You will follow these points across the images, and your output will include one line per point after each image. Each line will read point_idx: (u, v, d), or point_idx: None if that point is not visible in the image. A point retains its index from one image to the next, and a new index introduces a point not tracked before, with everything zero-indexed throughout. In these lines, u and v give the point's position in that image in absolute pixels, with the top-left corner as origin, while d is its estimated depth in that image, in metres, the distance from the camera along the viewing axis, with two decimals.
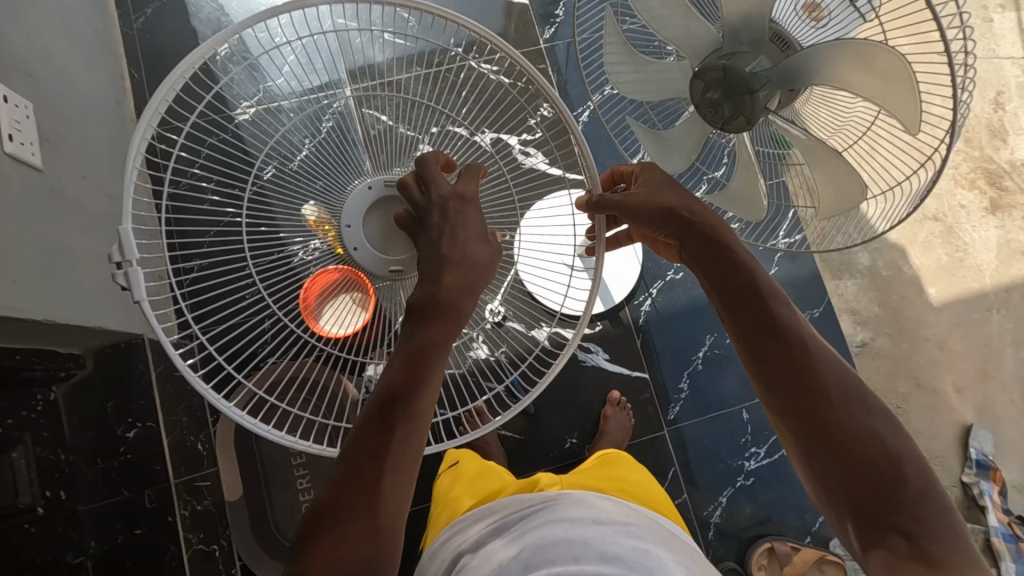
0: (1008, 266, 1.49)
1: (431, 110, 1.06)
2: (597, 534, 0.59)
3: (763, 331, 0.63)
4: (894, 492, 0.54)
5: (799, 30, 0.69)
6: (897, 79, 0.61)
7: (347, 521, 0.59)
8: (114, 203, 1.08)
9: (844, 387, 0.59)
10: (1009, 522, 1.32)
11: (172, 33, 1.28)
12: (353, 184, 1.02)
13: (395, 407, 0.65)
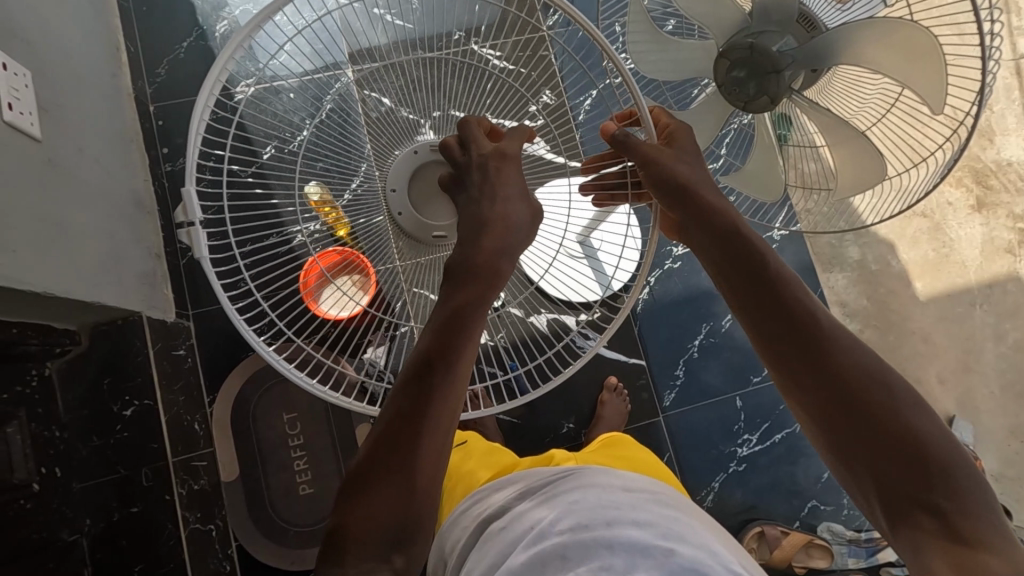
0: (991, 263, 1.53)
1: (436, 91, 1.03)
2: (627, 501, 0.60)
3: (778, 321, 0.64)
4: (924, 469, 0.55)
5: (824, 12, 0.71)
6: (927, 65, 0.64)
7: (385, 486, 0.61)
8: (111, 177, 1.06)
9: (864, 372, 0.60)
10: None
11: (171, 9, 1.27)
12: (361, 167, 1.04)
13: (430, 372, 0.67)
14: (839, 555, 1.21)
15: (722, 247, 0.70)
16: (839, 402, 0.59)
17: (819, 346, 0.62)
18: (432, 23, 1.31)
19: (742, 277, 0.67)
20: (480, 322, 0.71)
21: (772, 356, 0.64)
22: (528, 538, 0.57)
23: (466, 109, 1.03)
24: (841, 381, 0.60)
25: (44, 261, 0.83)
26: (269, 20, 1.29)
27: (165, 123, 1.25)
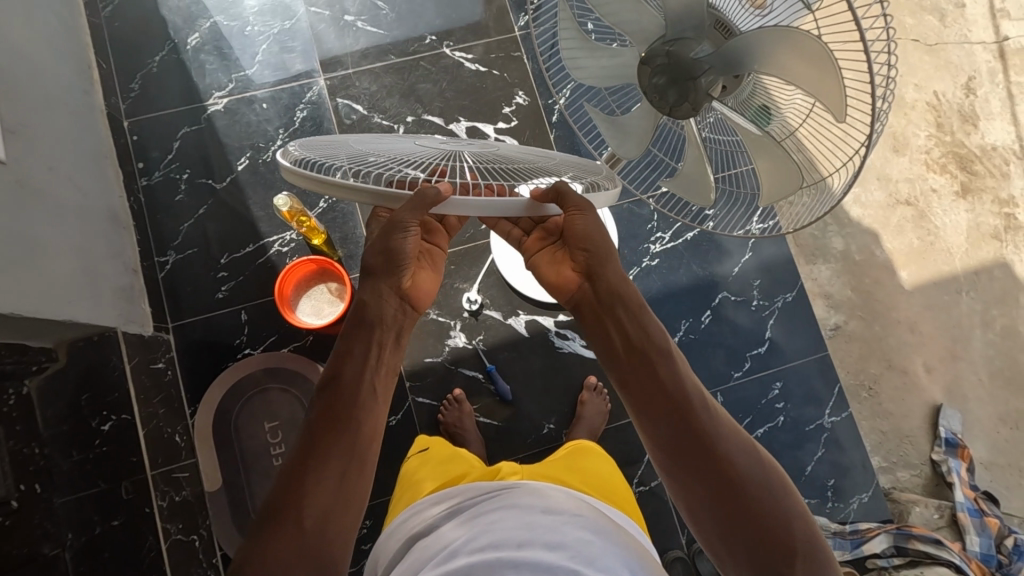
0: (977, 250, 1.52)
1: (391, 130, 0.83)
2: (545, 522, 0.61)
3: (663, 415, 0.71)
4: (781, 544, 0.65)
5: (740, 18, 0.68)
6: (824, 66, 0.60)
7: (283, 536, 0.64)
8: (86, 195, 1.07)
9: (738, 462, 0.68)
10: (975, 497, 1.32)
11: (144, 26, 1.29)
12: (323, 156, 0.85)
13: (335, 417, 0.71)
14: None
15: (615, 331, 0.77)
16: (715, 483, 0.67)
17: (700, 433, 0.69)
18: (403, 28, 1.32)
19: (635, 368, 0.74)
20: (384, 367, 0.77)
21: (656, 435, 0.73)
22: (441, 556, 0.60)
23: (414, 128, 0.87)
24: (712, 465, 0.68)
25: (21, 281, 0.85)
26: (239, 30, 1.30)
27: (141, 137, 1.26)
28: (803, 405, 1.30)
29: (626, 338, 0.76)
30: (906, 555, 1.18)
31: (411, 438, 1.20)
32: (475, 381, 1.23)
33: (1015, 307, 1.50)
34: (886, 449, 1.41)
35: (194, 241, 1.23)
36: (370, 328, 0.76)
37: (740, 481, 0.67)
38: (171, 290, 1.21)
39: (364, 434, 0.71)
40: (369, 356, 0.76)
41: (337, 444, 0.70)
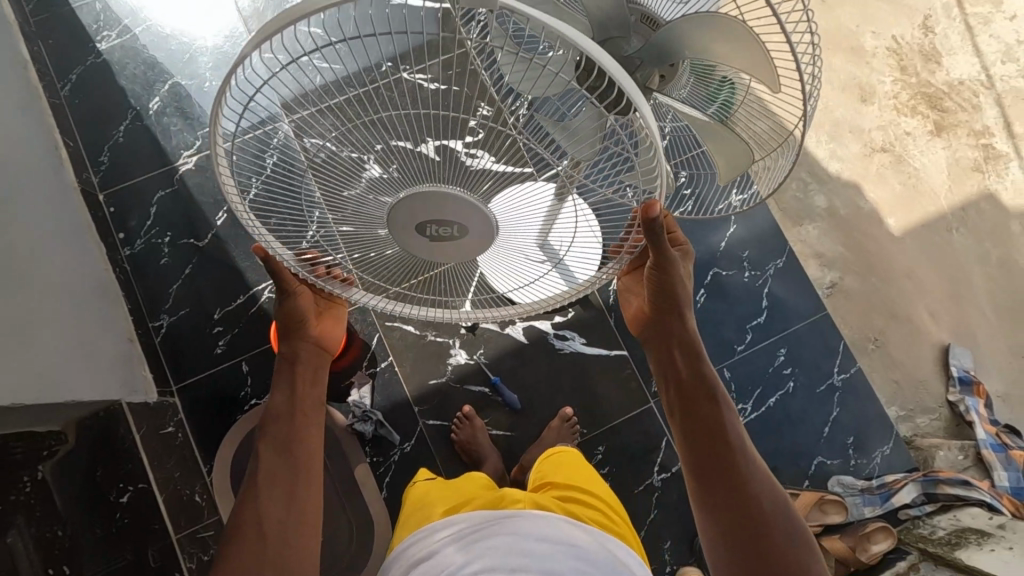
0: (959, 185, 1.53)
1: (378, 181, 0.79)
2: (541, 549, 0.67)
3: (711, 441, 0.78)
4: None
5: (663, 9, 0.73)
6: (752, 53, 0.66)
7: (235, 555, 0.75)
8: (75, 272, 1.10)
9: (772, 510, 0.74)
10: (997, 432, 1.31)
11: (106, 98, 1.31)
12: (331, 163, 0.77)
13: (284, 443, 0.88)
14: (853, 506, 1.21)
15: (677, 361, 0.84)
16: (741, 520, 0.73)
17: (743, 473, 0.75)
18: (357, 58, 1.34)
19: (691, 399, 0.82)
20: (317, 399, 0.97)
21: (695, 465, 0.78)
22: None
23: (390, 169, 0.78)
24: (749, 507, 0.73)
25: (24, 357, 0.89)
26: (199, 88, 1.32)
27: (117, 208, 1.27)
28: (811, 369, 1.29)
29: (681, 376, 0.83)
30: (936, 500, 1.19)
31: (426, 463, 1.20)
32: (481, 396, 1.23)
33: (1005, 237, 1.51)
34: (902, 398, 1.40)
35: (186, 301, 1.24)
36: (297, 369, 0.96)
37: (767, 527, 0.72)
38: (171, 332, 1.23)
39: (309, 456, 0.88)
40: (299, 383, 0.96)
41: (289, 475, 0.85)
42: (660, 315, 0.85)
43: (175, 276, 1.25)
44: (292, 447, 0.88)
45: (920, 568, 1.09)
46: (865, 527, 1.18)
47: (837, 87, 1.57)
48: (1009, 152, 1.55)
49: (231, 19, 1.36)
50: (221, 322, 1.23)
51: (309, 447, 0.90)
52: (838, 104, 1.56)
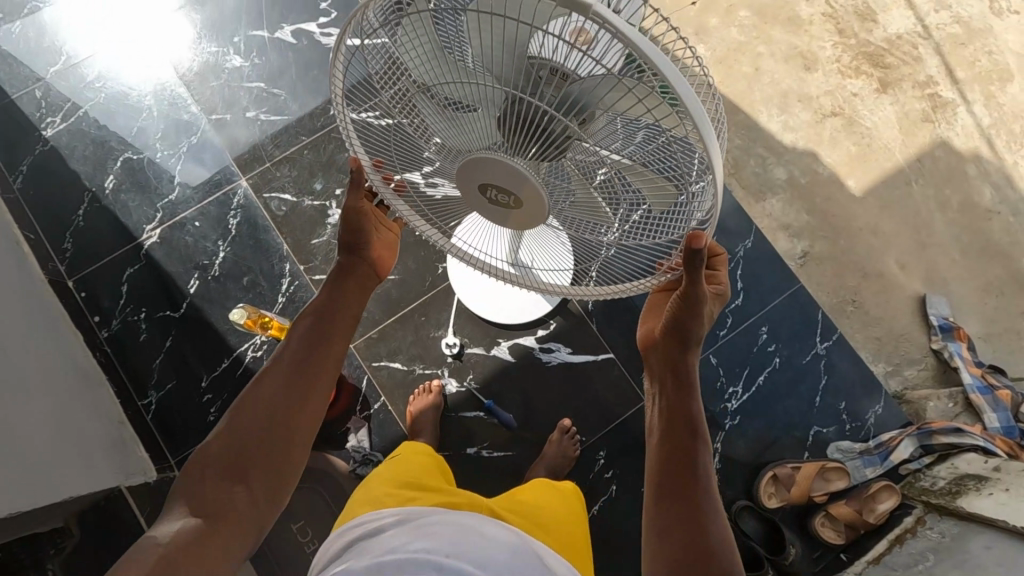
0: (912, 138, 1.55)
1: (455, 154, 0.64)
2: (472, 553, 0.59)
3: (682, 462, 0.69)
4: None
5: None
6: None
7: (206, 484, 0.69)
8: (55, 365, 1.10)
9: (724, 556, 0.62)
10: (983, 374, 1.33)
11: (59, 183, 1.30)
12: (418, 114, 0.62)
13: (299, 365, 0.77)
14: (855, 469, 1.23)
15: (669, 383, 0.76)
16: (688, 547, 0.62)
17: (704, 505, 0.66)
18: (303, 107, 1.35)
19: (678, 423, 0.73)
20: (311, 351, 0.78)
21: (661, 481, 0.69)
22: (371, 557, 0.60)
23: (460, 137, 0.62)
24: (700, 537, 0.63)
25: (25, 475, 0.90)
26: (151, 160, 1.32)
27: (86, 291, 1.26)
28: (794, 341, 1.31)
29: (669, 404, 0.75)
30: (933, 452, 1.21)
31: None
32: (478, 421, 1.24)
33: (964, 181, 1.53)
34: (887, 354, 1.43)
35: (171, 373, 1.23)
36: (347, 285, 0.84)
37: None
38: (162, 406, 1.21)
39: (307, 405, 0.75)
40: (339, 299, 0.83)
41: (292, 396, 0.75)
42: (664, 339, 0.76)
43: (155, 349, 1.23)
44: (304, 372, 0.77)
45: (926, 521, 1.14)
46: (869, 489, 1.20)
47: (780, 59, 1.59)
48: (955, 99, 1.57)
49: (172, 86, 1.36)
50: (209, 386, 1.22)
51: (322, 379, 0.77)
52: (783, 75, 1.58)
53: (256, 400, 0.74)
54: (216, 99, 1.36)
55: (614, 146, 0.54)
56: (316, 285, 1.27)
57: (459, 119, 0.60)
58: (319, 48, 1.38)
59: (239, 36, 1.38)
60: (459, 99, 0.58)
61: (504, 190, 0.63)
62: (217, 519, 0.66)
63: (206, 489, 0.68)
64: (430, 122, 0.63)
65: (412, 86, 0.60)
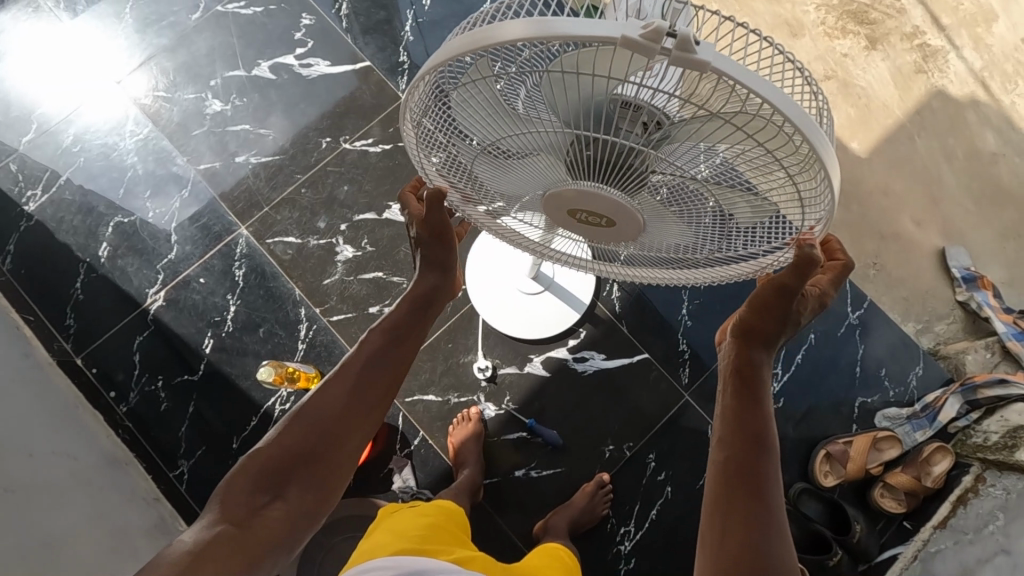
0: (908, 91, 1.54)
1: (533, 178, 0.60)
2: None
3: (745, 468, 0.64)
4: None
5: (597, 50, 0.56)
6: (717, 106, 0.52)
7: (252, 478, 0.66)
8: (77, 456, 1.07)
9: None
10: (1015, 321, 1.33)
11: (48, 260, 1.24)
12: (487, 152, 0.59)
13: (369, 386, 0.73)
14: (905, 435, 1.22)
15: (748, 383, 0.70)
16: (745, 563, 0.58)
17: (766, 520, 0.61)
18: (293, 144, 1.30)
19: (749, 424, 0.67)
20: (381, 379, 0.74)
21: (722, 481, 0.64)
22: None
23: (539, 169, 0.58)
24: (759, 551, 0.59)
25: None
26: (143, 221, 1.26)
27: (96, 368, 1.20)
28: (825, 316, 1.29)
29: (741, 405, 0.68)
30: (979, 406, 1.19)
31: (490, 524, 1.18)
32: (523, 442, 1.21)
33: (966, 128, 1.52)
34: (916, 312, 1.41)
35: (200, 439, 1.18)
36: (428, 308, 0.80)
37: None
38: (196, 477, 1.16)
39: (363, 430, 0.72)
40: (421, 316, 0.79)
41: (354, 415, 0.71)
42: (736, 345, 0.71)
43: (179, 418, 1.19)
44: (371, 392, 0.73)
45: (987, 478, 1.15)
46: (922, 453, 1.19)
47: (765, 29, 1.56)
48: (945, 45, 1.56)
49: (153, 140, 1.30)
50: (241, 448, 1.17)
51: (378, 407, 0.73)
52: None
53: (312, 409, 0.70)
54: (201, 147, 1.30)
55: (710, 169, 0.50)
56: (336, 326, 1.23)
57: (535, 162, 0.57)
58: (300, 80, 1.33)
59: (215, 78, 1.33)
60: (532, 144, 0.54)
61: (593, 215, 0.61)
62: (249, 527, 0.63)
63: (241, 492, 0.65)
64: (495, 170, 0.61)
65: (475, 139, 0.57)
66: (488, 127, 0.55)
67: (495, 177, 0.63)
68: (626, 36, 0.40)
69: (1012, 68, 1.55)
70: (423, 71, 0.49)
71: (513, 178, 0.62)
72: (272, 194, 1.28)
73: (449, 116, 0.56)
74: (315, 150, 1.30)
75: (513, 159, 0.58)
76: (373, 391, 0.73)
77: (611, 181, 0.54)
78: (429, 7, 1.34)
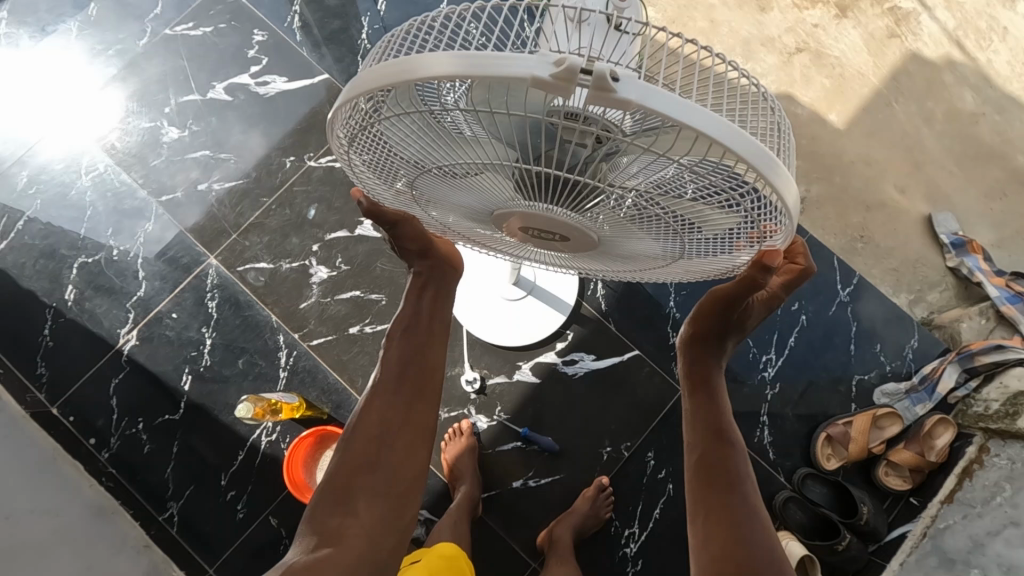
0: (882, 57, 1.50)
1: (484, 200, 0.57)
2: None
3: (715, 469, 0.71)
4: None
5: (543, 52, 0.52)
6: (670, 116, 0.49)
7: (335, 494, 0.69)
8: (62, 507, 1.04)
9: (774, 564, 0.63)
10: (1008, 284, 1.30)
11: (14, 307, 1.20)
12: (429, 176, 0.56)
13: (409, 378, 0.76)
14: (905, 410, 1.20)
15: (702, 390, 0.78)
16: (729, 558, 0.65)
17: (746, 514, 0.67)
18: (256, 166, 1.26)
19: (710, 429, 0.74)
20: (422, 365, 0.77)
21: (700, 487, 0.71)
22: None
23: (485, 192, 0.55)
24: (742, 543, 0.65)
25: None
26: (108, 259, 1.22)
27: (74, 414, 1.16)
28: (815, 295, 1.26)
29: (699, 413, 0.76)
30: (979, 374, 1.16)
31: (492, 539, 1.15)
32: (519, 452, 1.18)
33: (944, 90, 1.49)
34: (907, 283, 1.39)
35: (187, 478, 1.15)
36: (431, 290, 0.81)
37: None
38: (186, 517, 1.13)
39: (420, 413, 0.74)
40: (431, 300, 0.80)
41: (401, 411, 0.73)
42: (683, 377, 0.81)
43: (164, 457, 1.15)
44: (409, 386, 0.75)
45: (991, 448, 1.14)
46: (924, 427, 1.17)
47: (732, 6, 1.53)
48: (916, 7, 1.52)
49: (111, 175, 1.26)
50: (230, 483, 1.14)
51: (426, 391, 0.76)
52: (740, 22, 1.52)
53: (363, 424, 0.72)
54: (162, 178, 1.26)
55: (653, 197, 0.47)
56: (317, 350, 1.19)
57: (477, 185, 0.54)
58: (258, 100, 1.28)
59: (170, 105, 1.28)
60: (471, 170, 0.51)
61: (545, 231, 0.59)
62: (343, 542, 0.66)
63: (324, 511, 0.68)
64: (441, 189, 0.58)
65: (414, 162, 0.54)
66: (424, 153, 0.51)
67: (443, 195, 0.60)
68: (535, 77, 0.36)
69: (985, 25, 1.51)
70: (342, 102, 0.45)
71: (464, 199, 0.59)
72: (239, 220, 1.24)
73: (382, 141, 0.53)
74: (280, 169, 1.25)
75: (456, 182, 0.55)
76: (418, 378, 0.76)
77: (556, 203, 0.51)
78: (385, 13, 1.29)
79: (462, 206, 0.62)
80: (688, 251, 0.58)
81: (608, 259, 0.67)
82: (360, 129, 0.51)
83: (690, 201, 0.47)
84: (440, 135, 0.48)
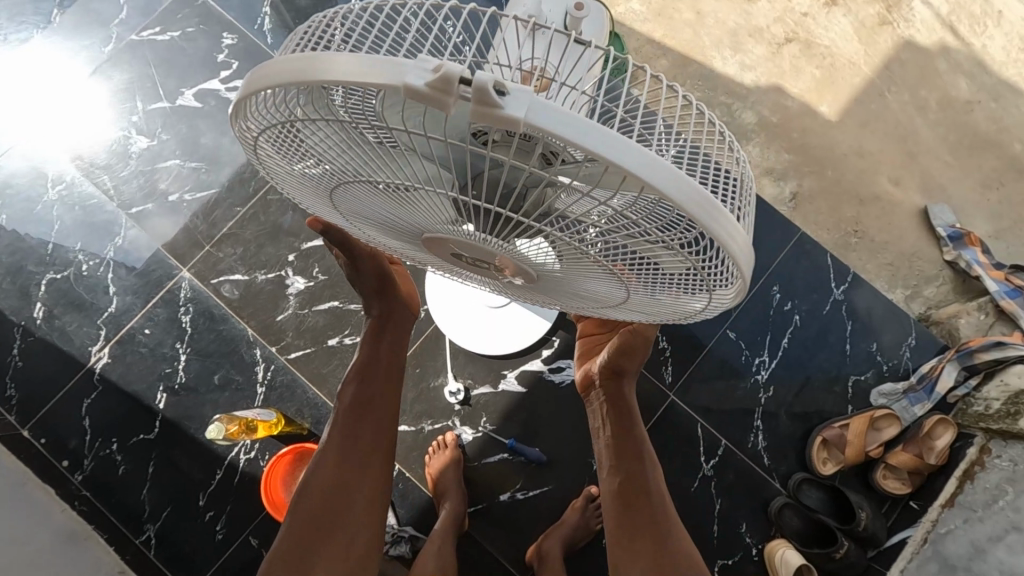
0: (874, 45, 1.46)
1: (417, 221, 0.55)
2: None
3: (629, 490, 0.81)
4: None
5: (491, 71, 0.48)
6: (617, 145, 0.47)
7: (298, 530, 0.74)
8: (33, 534, 1.00)
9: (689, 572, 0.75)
10: (1006, 277, 1.26)
11: None
12: (358, 189, 0.53)
13: (364, 413, 0.82)
14: (903, 411, 1.16)
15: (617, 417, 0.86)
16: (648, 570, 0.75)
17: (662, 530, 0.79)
18: (229, 174, 1.22)
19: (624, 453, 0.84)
20: (376, 403, 0.83)
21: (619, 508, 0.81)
22: None
23: (414, 211, 0.52)
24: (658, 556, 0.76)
25: None
26: (77, 274, 1.19)
27: (46, 436, 1.13)
28: (809, 293, 1.22)
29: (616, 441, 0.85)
30: (978, 372, 1.12)
31: (480, 553, 1.11)
32: (506, 463, 1.15)
33: (937, 77, 1.44)
34: (903, 278, 1.35)
35: (164, 500, 1.11)
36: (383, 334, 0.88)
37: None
38: (164, 540, 1.10)
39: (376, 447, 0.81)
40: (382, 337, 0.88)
41: (359, 447, 0.80)
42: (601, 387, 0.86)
43: (139, 478, 1.12)
44: (363, 420, 0.81)
45: (992, 449, 1.10)
46: (924, 428, 1.13)
47: None
48: None
49: (79, 187, 1.22)
50: (207, 503, 1.11)
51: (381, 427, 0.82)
52: (727, 12, 1.47)
53: (325, 463, 0.78)
54: (132, 189, 1.22)
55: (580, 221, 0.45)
56: (295, 364, 1.16)
57: (404, 202, 0.51)
58: (228, 106, 1.24)
59: (138, 113, 1.24)
60: (392, 185, 0.48)
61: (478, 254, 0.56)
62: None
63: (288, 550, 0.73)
64: (371, 202, 0.55)
65: (339, 171, 0.51)
66: (346, 162, 0.48)
67: (376, 209, 0.57)
68: (408, 85, 0.34)
69: (979, 10, 1.47)
70: (245, 100, 0.43)
71: (397, 217, 0.56)
72: (211, 231, 1.20)
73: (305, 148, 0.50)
74: (253, 177, 1.21)
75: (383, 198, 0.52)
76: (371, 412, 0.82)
77: (481, 226, 0.49)
78: None
79: (398, 226, 0.59)
80: (632, 285, 0.54)
81: (559, 284, 0.65)
82: (278, 131, 0.48)
83: (615, 232, 0.44)
84: (352, 147, 0.45)
